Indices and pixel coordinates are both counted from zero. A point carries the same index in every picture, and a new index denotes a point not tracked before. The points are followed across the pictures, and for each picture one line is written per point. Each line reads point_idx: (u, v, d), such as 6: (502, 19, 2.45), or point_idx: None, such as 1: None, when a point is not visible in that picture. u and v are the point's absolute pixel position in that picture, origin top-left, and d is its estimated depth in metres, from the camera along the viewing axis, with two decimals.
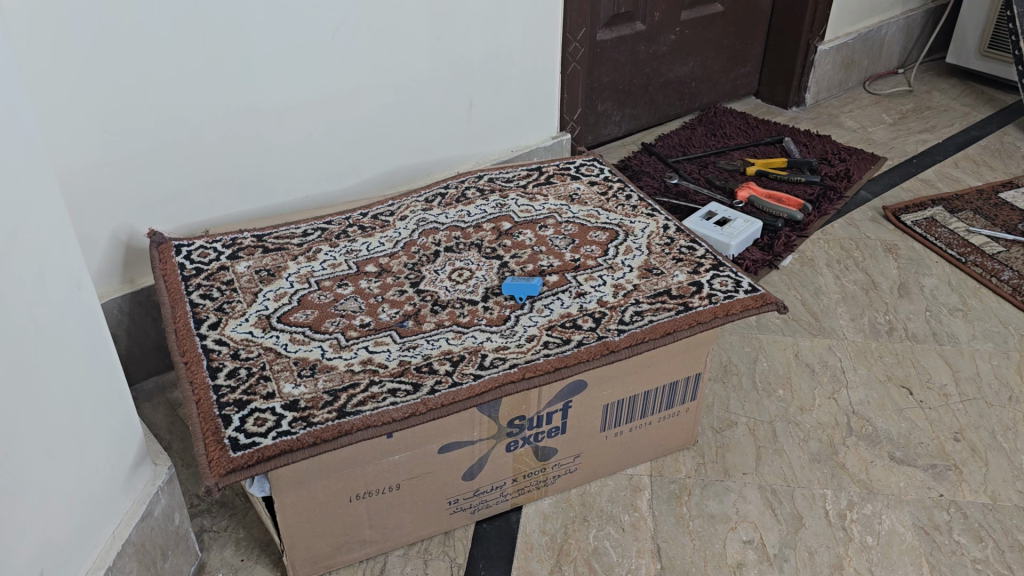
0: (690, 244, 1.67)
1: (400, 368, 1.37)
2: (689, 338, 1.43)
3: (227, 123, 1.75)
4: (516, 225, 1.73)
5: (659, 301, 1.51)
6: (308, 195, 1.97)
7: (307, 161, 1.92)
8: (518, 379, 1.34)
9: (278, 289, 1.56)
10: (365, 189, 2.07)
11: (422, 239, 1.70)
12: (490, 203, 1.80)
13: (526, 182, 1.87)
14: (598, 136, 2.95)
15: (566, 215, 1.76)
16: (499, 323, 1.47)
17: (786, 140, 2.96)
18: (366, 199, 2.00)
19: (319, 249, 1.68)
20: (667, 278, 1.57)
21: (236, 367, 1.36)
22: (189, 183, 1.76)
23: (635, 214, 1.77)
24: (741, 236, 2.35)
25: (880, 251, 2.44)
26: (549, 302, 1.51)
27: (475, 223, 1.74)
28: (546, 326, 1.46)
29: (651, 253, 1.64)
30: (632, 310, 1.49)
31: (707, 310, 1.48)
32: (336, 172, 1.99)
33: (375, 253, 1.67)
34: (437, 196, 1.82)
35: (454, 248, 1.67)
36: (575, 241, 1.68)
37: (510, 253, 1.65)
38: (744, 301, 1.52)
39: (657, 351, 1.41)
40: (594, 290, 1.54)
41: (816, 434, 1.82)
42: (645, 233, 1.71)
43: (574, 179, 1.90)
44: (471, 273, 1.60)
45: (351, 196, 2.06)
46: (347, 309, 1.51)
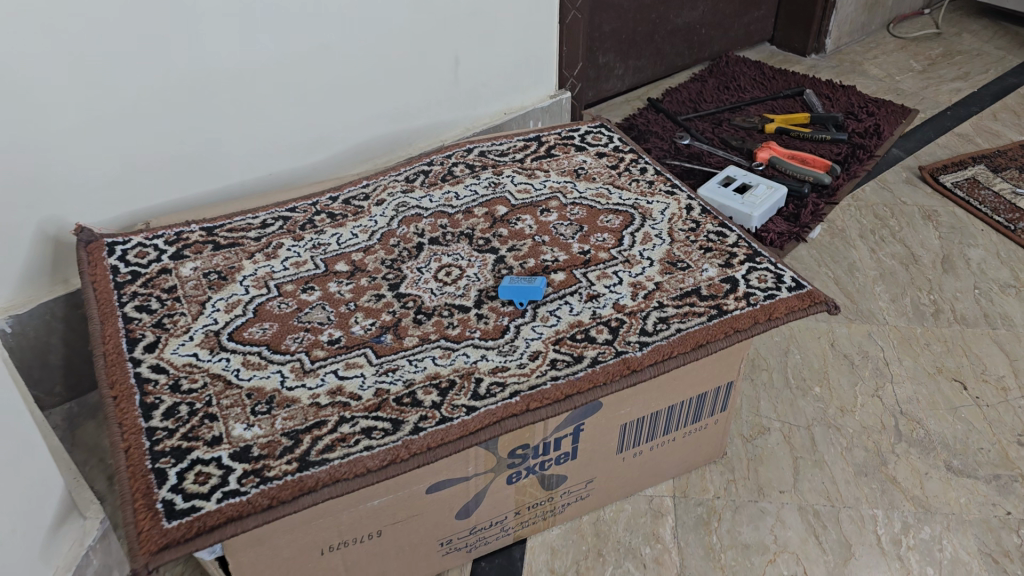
0: (720, 229, 1.41)
1: (376, 401, 1.12)
2: (726, 350, 1.19)
3: (168, 94, 1.47)
4: (514, 209, 1.46)
5: (687, 303, 1.26)
6: (270, 174, 1.71)
7: (266, 134, 1.65)
8: (522, 411, 1.10)
9: (230, 297, 1.30)
10: (337, 165, 1.80)
11: (402, 230, 1.44)
12: (481, 181, 1.53)
13: (523, 155, 1.60)
14: (600, 92, 2.66)
15: (571, 195, 1.50)
16: (495, 337, 1.22)
17: (808, 91, 2.67)
18: (337, 179, 1.74)
19: (280, 244, 1.41)
20: (695, 274, 1.32)
21: (176, 403, 1.11)
22: (125, 166, 1.49)
23: (652, 192, 1.51)
24: (765, 205, 2.09)
25: (918, 218, 2.18)
26: (555, 308, 1.25)
27: (465, 208, 1.47)
28: (553, 340, 1.21)
29: (674, 242, 1.39)
30: (655, 315, 1.24)
31: (744, 316, 1.24)
32: (302, 146, 1.72)
33: (347, 248, 1.41)
34: (420, 174, 1.55)
35: (440, 239, 1.41)
36: (583, 228, 1.42)
37: (506, 244, 1.38)
38: (788, 301, 1.27)
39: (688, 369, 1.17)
40: (609, 291, 1.28)
41: (861, 441, 1.59)
42: (665, 216, 1.45)
43: (579, 150, 1.62)
44: (461, 271, 1.34)
45: (320, 172, 1.79)
46: (312, 322, 1.26)
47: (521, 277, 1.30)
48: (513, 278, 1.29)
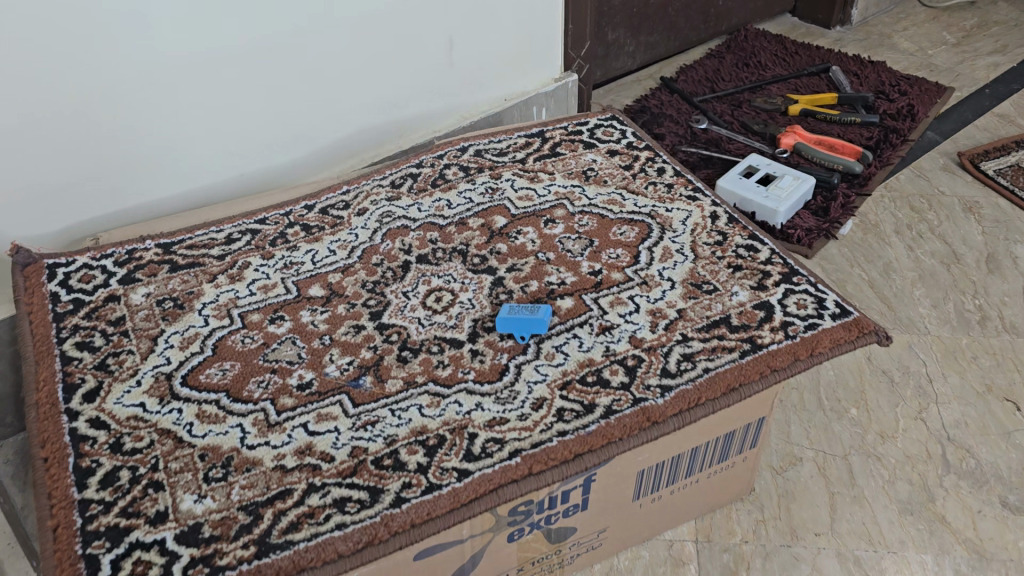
0: (750, 243, 1.23)
1: (351, 463, 0.95)
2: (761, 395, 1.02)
3: (119, 90, 1.28)
4: (513, 220, 1.28)
5: (715, 337, 1.08)
6: (243, 175, 1.52)
7: (237, 131, 1.46)
8: (523, 476, 0.93)
9: (186, 330, 1.13)
10: (320, 163, 1.62)
11: (386, 245, 1.26)
12: (477, 186, 1.35)
13: (525, 155, 1.41)
14: (609, 71, 2.46)
15: (579, 203, 1.31)
16: (492, 379, 1.04)
17: (834, 68, 2.46)
18: (320, 180, 1.55)
19: (247, 264, 1.24)
20: (724, 299, 1.14)
21: (116, 468, 0.95)
22: (72, 171, 1.31)
23: (671, 198, 1.32)
24: (791, 199, 1.90)
25: (958, 211, 1.99)
26: (562, 343, 1.08)
27: (458, 219, 1.29)
28: (559, 383, 1.03)
29: (699, 260, 1.20)
30: (679, 352, 1.06)
31: (783, 351, 1.06)
32: (279, 143, 1.53)
33: (323, 269, 1.23)
34: (407, 178, 1.37)
35: (429, 257, 1.23)
36: (593, 243, 1.24)
37: (505, 263, 1.20)
38: (833, 332, 1.09)
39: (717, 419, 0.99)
40: (624, 322, 1.10)
41: (904, 472, 1.42)
42: (686, 227, 1.26)
43: (588, 147, 1.44)
44: (453, 296, 1.16)
45: (301, 171, 1.60)
46: (280, 361, 1.09)
47: (524, 305, 1.11)
48: (515, 306, 1.11)
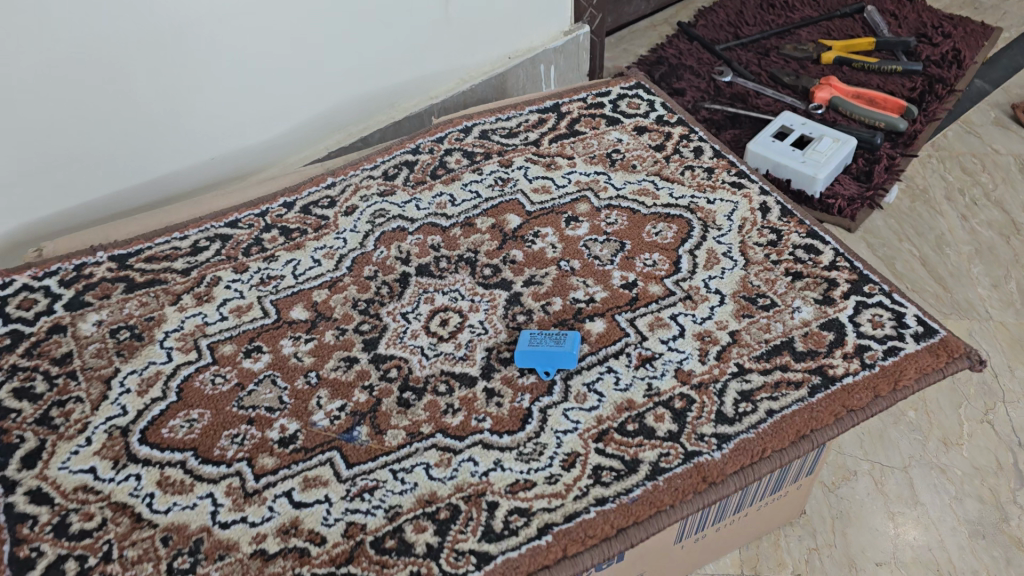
0: (810, 242, 1.04)
1: (347, 546, 0.78)
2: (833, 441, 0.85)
3: (54, 69, 1.07)
4: (529, 219, 1.08)
5: (778, 367, 0.91)
6: (214, 161, 1.30)
7: (209, 110, 1.24)
8: (557, 560, 0.76)
9: (146, 368, 0.95)
10: (313, 141, 1.40)
11: (380, 253, 1.07)
12: (485, 176, 1.15)
13: (539, 135, 1.21)
14: (621, 17, 2.22)
15: (605, 195, 1.12)
16: (512, 428, 0.87)
17: (870, 9, 2.22)
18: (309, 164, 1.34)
19: (217, 279, 1.05)
20: (785, 316, 0.96)
21: (61, 557, 0.78)
22: (16, 163, 1.12)
23: (713, 185, 1.13)
24: (831, 164, 1.69)
25: (1014, 173, 1.79)
26: (595, 380, 0.90)
27: (464, 219, 1.09)
28: (594, 434, 0.86)
29: (750, 266, 1.02)
30: (735, 388, 0.89)
31: (861, 385, 0.88)
32: (259, 120, 1.31)
33: (306, 285, 1.04)
34: (403, 167, 1.17)
35: (431, 267, 1.04)
36: (625, 246, 1.05)
37: (522, 275, 1.02)
38: (918, 359, 0.90)
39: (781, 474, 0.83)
40: (667, 351, 0.92)
41: (973, 487, 1.24)
42: (733, 224, 1.08)
43: (612, 123, 1.23)
44: (461, 318, 0.98)
45: (291, 151, 1.38)
46: (257, 407, 0.91)
47: (548, 331, 0.93)
48: (537, 333, 0.93)
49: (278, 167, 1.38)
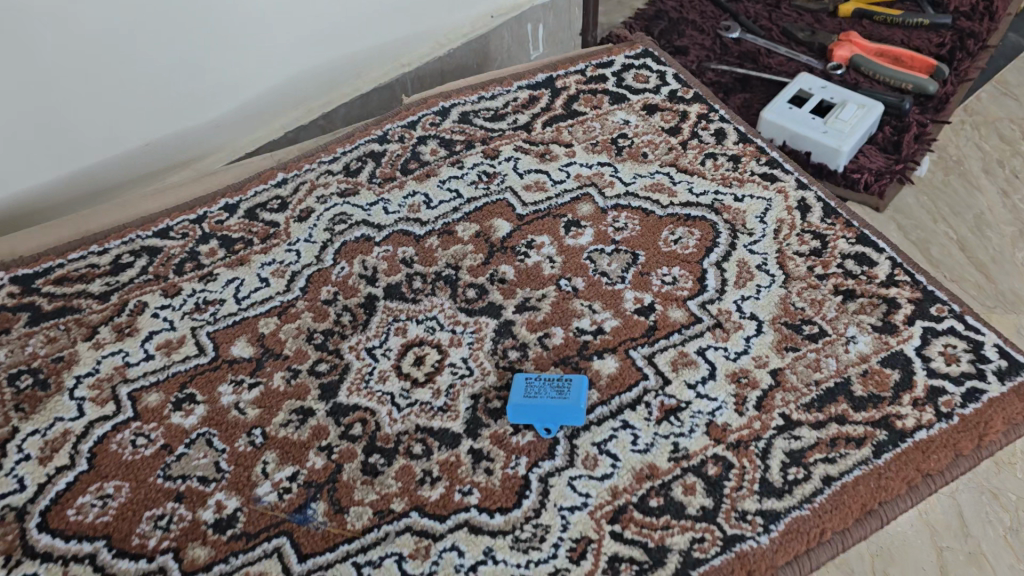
0: (861, 251, 0.86)
1: None
2: (905, 512, 0.69)
3: None
4: (520, 224, 0.90)
5: (832, 419, 0.74)
6: (147, 148, 1.01)
7: (135, 84, 0.94)
8: None
9: (49, 427, 0.77)
10: (277, 119, 1.10)
11: (341, 270, 0.87)
12: (467, 171, 0.96)
13: (530, 116, 1.01)
14: None
15: (612, 192, 0.93)
16: (506, 505, 0.70)
17: None
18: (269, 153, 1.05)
19: (141, 304, 0.86)
20: (836, 350, 0.78)
21: None
22: None
23: (740, 178, 0.94)
24: (859, 132, 1.28)
25: None
26: (607, 440, 0.73)
27: (441, 225, 0.90)
28: (608, 513, 0.69)
29: (792, 283, 0.84)
30: (781, 449, 0.72)
31: (938, 443, 0.72)
32: (205, 96, 1.01)
33: (251, 312, 0.85)
34: (369, 158, 0.98)
35: (402, 288, 0.85)
36: (638, 259, 0.86)
37: (514, 298, 0.83)
38: (1006, 403, 0.74)
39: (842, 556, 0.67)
40: (696, 399, 0.75)
41: None
42: (767, 227, 0.89)
43: (617, 100, 1.03)
44: (440, 355, 0.80)
45: (249, 131, 1.09)
46: (188, 478, 0.73)
47: (551, 376, 0.76)
48: (538, 378, 0.75)
49: (231, 152, 1.09)
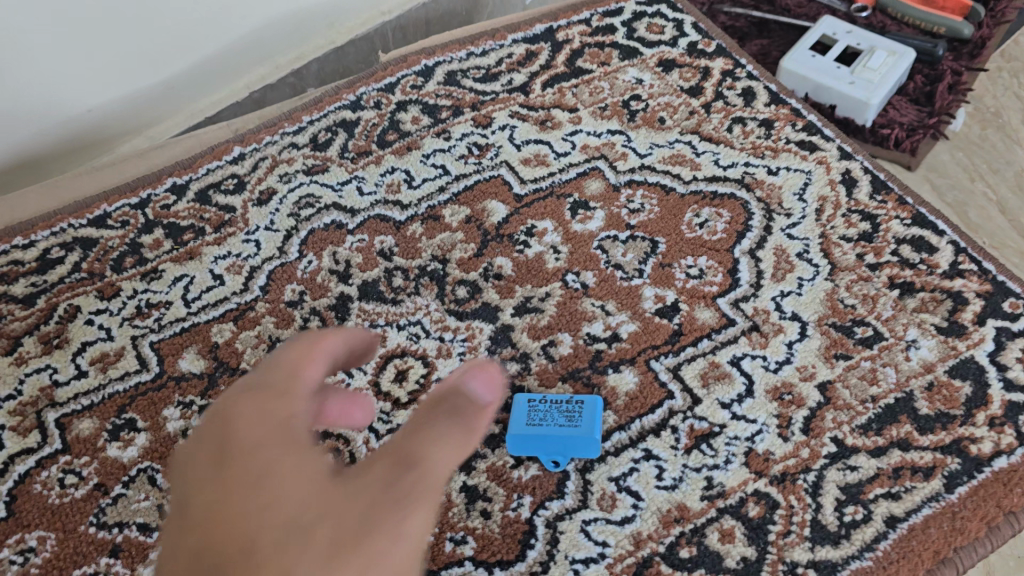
0: (919, 232, 0.73)
1: None
2: (983, 556, 0.58)
3: None
4: (518, 207, 0.76)
5: (894, 444, 0.62)
6: (87, 117, 0.86)
7: (71, 44, 0.78)
8: None
9: None
10: (239, 78, 0.95)
11: (308, 264, 0.74)
12: (454, 142, 0.82)
13: (527, 76, 0.87)
14: None
15: (625, 165, 0.79)
16: (508, 558, 0.58)
17: None
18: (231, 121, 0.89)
19: (73, 309, 0.72)
20: (895, 357, 0.66)
21: None
22: None
23: (774, 147, 0.80)
24: (892, 77, 0.94)
25: None
26: (626, 474, 0.61)
27: (425, 209, 0.77)
28: (630, 566, 0.57)
29: (840, 274, 0.71)
30: (835, 483, 0.60)
31: (1022, 473, 0.60)
32: (154, 55, 0.85)
33: (203, 317, 0.72)
34: (340, 127, 0.84)
35: (380, 286, 0.72)
36: (658, 247, 0.73)
37: (513, 297, 0.70)
38: None
39: None
40: (731, 422, 0.63)
41: None
42: (809, 206, 0.76)
43: (629, 55, 0.89)
44: (426, 369, 0.67)
45: (207, 92, 0.93)
46: (125, 526, 0.61)
47: (560, 398, 0.63)
48: (544, 402, 0.63)
49: (189, 117, 0.93)
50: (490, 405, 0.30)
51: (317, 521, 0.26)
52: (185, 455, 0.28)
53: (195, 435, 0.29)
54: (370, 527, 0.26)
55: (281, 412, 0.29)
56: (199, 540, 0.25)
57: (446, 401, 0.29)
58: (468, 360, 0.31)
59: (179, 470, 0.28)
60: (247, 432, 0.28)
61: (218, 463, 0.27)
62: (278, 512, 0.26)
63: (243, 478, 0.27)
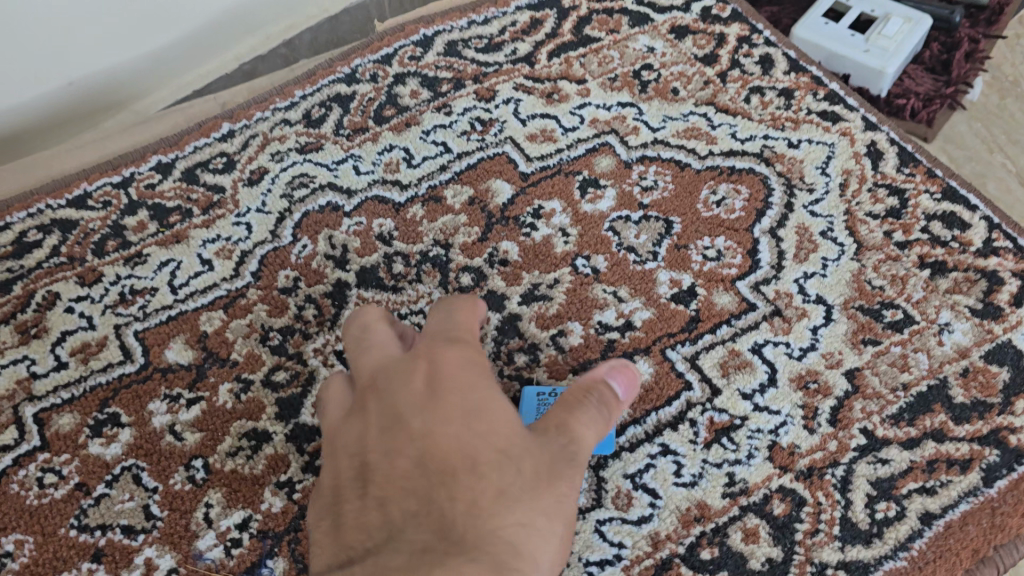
0: (950, 208, 0.69)
1: None
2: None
3: None
4: (524, 187, 0.72)
5: (928, 436, 0.58)
6: (68, 90, 0.81)
7: (50, 16, 0.73)
8: None
9: None
10: (229, 51, 0.89)
11: (302, 249, 0.70)
12: (456, 118, 0.77)
13: (532, 45, 0.82)
14: None
15: (637, 140, 0.75)
16: None
17: None
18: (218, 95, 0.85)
19: (52, 296, 0.68)
20: (928, 342, 0.62)
21: None
22: None
23: (794, 119, 0.75)
24: (911, 42, 0.85)
25: None
26: (642, 470, 0.57)
27: (426, 189, 0.73)
28: (648, 569, 0.54)
29: (866, 254, 0.67)
30: (865, 478, 0.56)
31: None
32: (139, 26, 0.80)
33: (191, 305, 0.68)
34: (334, 102, 0.79)
35: (379, 272, 0.68)
36: (673, 228, 0.69)
37: (520, 283, 0.66)
38: None
39: None
40: (753, 414, 0.59)
41: None
42: (832, 181, 0.71)
43: (640, 22, 0.84)
44: None
45: (195, 65, 0.88)
46: (108, 528, 0.58)
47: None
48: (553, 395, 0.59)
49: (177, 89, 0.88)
50: (625, 394, 0.45)
51: (518, 455, 0.36)
52: (402, 378, 0.39)
53: (409, 353, 0.41)
54: (548, 463, 0.37)
55: (474, 357, 0.40)
56: (434, 456, 0.35)
57: (598, 388, 0.44)
58: (614, 359, 0.48)
59: (394, 389, 0.38)
60: (453, 373, 0.38)
61: (433, 386, 0.38)
62: (489, 454, 0.35)
63: (462, 405, 0.37)
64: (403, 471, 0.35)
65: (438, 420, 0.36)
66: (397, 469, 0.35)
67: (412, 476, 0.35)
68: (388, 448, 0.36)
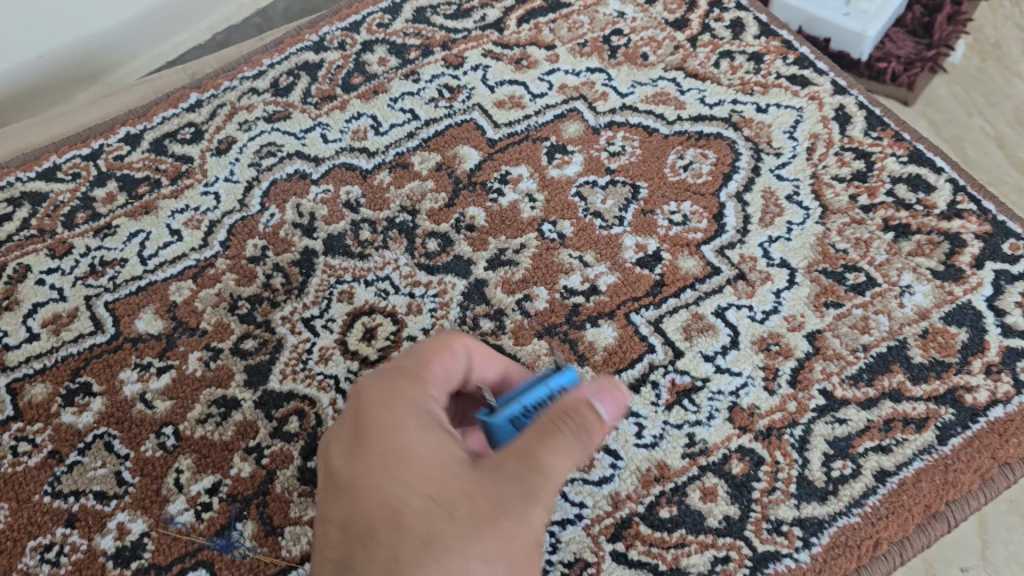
0: (915, 170, 0.69)
1: None
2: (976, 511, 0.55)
3: None
4: (491, 152, 0.72)
5: (885, 396, 0.59)
6: (38, 65, 0.80)
7: None
8: None
9: None
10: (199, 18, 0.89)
11: (270, 218, 0.70)
12: (423, 84, 0.77)
13: (501, 11, 0.82)
14: None
15: (605, 106, 0.75)
16: None
17: None
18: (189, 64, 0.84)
19: (24, 269, 0.69)
20: (888, 303, 0.63)
21: None
22: None
23: (763, 83, 0.75)
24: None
25: None
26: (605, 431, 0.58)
27: (393, 155, 0.73)
28: (608, 528, 0.55)
29: (831, 218, 0.67)
30: (822, 439, 0.57)
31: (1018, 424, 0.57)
32: None
33: (160, 275, 0.68)
34: (303, 71, 0.79)
35: (347, 240, 0.68)
36: (639, 193, 0.69)
37: (486, 249, 0.67)
38: None
39: (895, 565, 0.54)
40: (715, 375, 0.60)
41: None
42: (799, 144, 0.72)
43: None
44: (394, 326, 0.64)
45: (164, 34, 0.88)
46: (81, 494, 0.59)
47: (539, 397, 0.42)
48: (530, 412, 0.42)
49: (149, 61, 0.88)
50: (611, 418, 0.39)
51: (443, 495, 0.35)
52: (336, 435, 0.39)
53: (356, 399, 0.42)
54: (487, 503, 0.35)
55: (410, 397, 0.40)
56: (357, 511, 0.36)
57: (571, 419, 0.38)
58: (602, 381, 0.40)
59: (329, 447, 0.39)
60: (381, 422, 0.38)
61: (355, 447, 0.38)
62: (416, 502, 0.35)
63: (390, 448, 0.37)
64: (333, 531, 0.36)
65: (367, 469, 0.37)
66: (326, 537, 0.36)
67: (339, 537, 0.36)
68: (324, 509, 0.37)
